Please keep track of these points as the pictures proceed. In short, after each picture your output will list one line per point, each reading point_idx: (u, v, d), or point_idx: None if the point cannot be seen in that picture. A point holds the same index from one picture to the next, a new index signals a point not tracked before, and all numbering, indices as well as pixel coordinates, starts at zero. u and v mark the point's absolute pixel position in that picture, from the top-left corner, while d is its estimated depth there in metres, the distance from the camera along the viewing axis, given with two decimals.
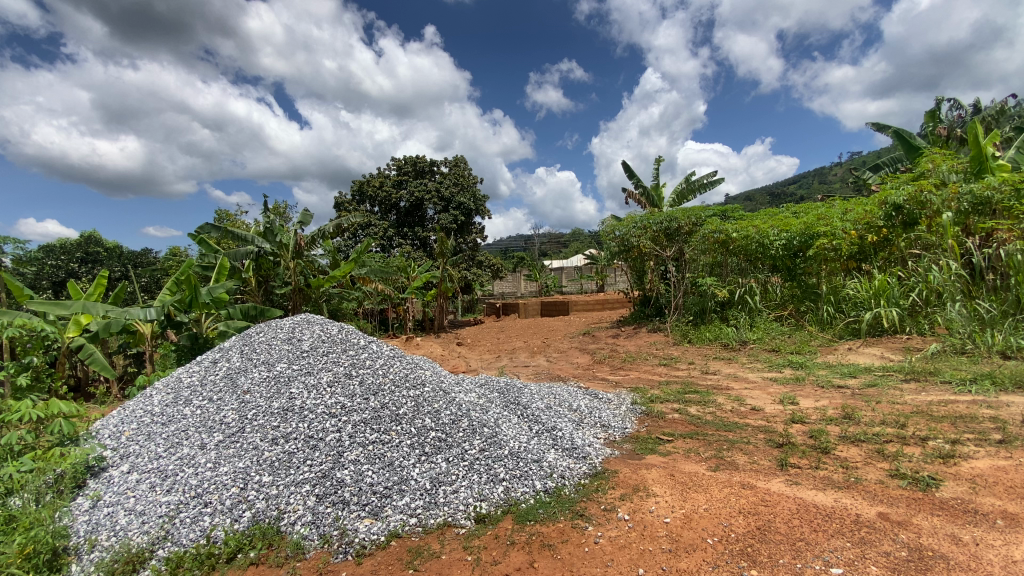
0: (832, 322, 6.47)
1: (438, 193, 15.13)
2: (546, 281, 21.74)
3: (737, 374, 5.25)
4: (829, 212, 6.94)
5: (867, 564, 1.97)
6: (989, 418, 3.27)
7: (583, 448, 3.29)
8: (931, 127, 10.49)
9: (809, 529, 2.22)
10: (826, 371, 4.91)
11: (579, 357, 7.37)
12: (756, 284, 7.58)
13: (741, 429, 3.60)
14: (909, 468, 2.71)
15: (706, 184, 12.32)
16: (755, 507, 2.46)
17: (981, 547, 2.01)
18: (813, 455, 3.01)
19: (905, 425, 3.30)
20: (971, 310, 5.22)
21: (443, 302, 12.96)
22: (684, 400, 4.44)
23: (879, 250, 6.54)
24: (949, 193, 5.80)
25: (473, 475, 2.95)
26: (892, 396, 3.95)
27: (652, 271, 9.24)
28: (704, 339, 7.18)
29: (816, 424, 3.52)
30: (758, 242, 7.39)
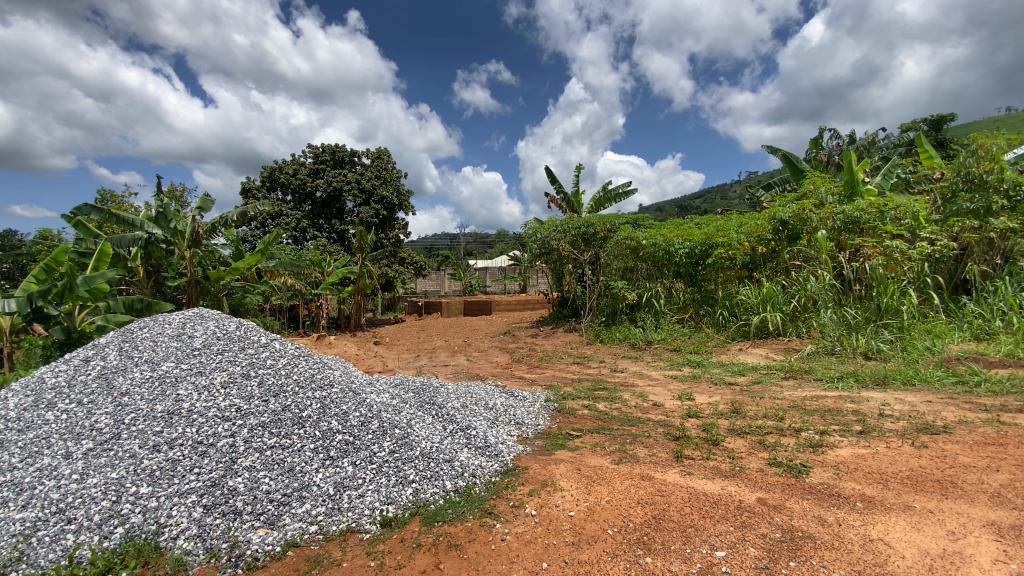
0: (727, 324, 7.06)
1: (358, 185, 14.54)
2: (470, 280, 21.68)
3: (643, 372, 5.56)
4: (726, 225, 7.56)
5: (747, 546, 2.16)
6: (851, 411, 3.72)
7: (496, 446, 3.30)
8: (815, 153, 11.80)
9: (699, 516, 2.40)
10: (720, 369, 5.34)
11: (497, 356, 7.43)
12: (661, 289, 8.05)
13: (643, 423, 3.81)
14: (785, 457, 3.02)
15: (622, 194, 12.96)
16: (652, 497, 2.61)
17: (842, 526, 2.27)
18: (705, 446, 3.26)
19: (783, 418, 3.68)
20: (840, 316, 5.93)
21: (361, 299, 12.47)
22: (593, 396, 4.63)
23: (768, 260, 7.17)
24: (826, 213, 6.60)
25: (380, 477, 2.85)
26: (773, 392, 4.39)
27: (570, 274, 9.56)
28: (615, 339, 7.53)
29: (708, 418, 3.82)
30: (665, 249, 7.87)
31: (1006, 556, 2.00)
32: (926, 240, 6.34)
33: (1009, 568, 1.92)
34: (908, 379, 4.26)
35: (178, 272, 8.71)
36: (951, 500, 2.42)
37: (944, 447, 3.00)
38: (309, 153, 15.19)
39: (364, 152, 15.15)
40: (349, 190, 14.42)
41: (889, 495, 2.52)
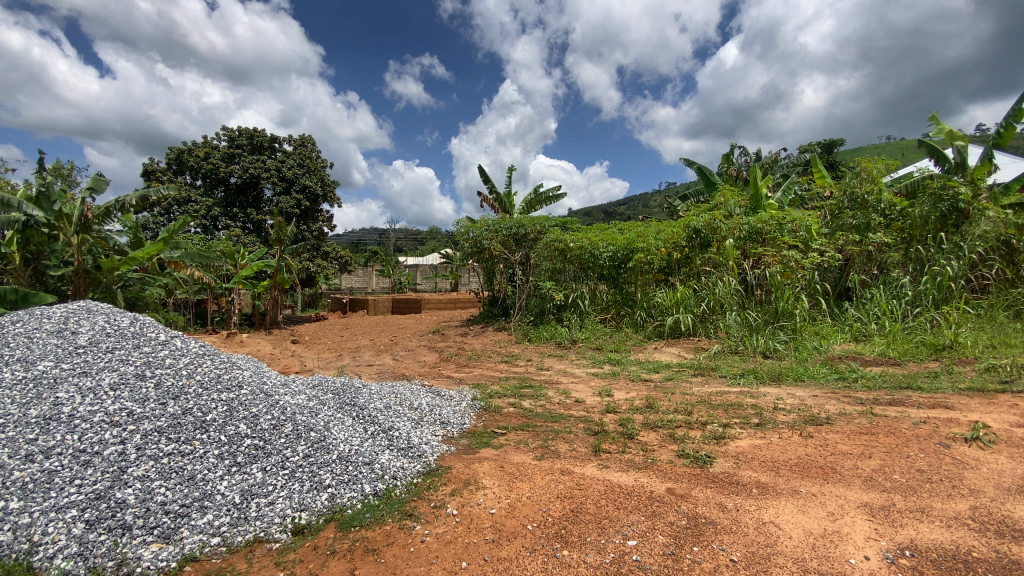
0: (645, 325, 7.45)
1: (279, 173, 13.70)
2: (399, 278, 21.14)
3: (567, 370, 5.72)
4: (646, 231, 7.98)
5: (655, 534, 2.29)
6: (750, 405, 4.06)
7: (419, 446, 3.25)
8: (726, 168, 12.77)
9: (613, 507, 2.51)
10: (637, 367, 5.63)
11: (424, 355, 7.32)
12: (586, 290, 8.34)
13: (565, 419, 3.93)
14: (692, 449, 3.24)
15: (552, 197, 13.26)
16: (570, 491, 2.69)
17: (740, 511, 2.47)
18: (621, 440, 3.41)
19: (691, 412, 3.94)
20: (743, 318, 6.47)
21: (279, 294, 11.75)
22: (519, 394, 4.70)
23: (682, 265, 7.66)
24: (733, 223, 7.15)
25: (292, 483, 2.71)
26: (683, 387, 4.71)
27: (501, 273, 9.64)
28: (542, 338, 7.68)
29: (625, 413, 4.01)
30: (590, 252, 8.15)
31: (875, 533, 2.27)
32: (816, 251, 7.07)
33: (877, 544, 2.19)
34: (799, 376, 4.73)
35: (63, 260, 7.74)
36: (831, 484, 2.72)
37: (826, 437, 3.36)
38: (223, 136, 14.11)
39: (286, 138, 14.31)
40: (268, 178, 13.54)
41: (779, 481, 2.78)
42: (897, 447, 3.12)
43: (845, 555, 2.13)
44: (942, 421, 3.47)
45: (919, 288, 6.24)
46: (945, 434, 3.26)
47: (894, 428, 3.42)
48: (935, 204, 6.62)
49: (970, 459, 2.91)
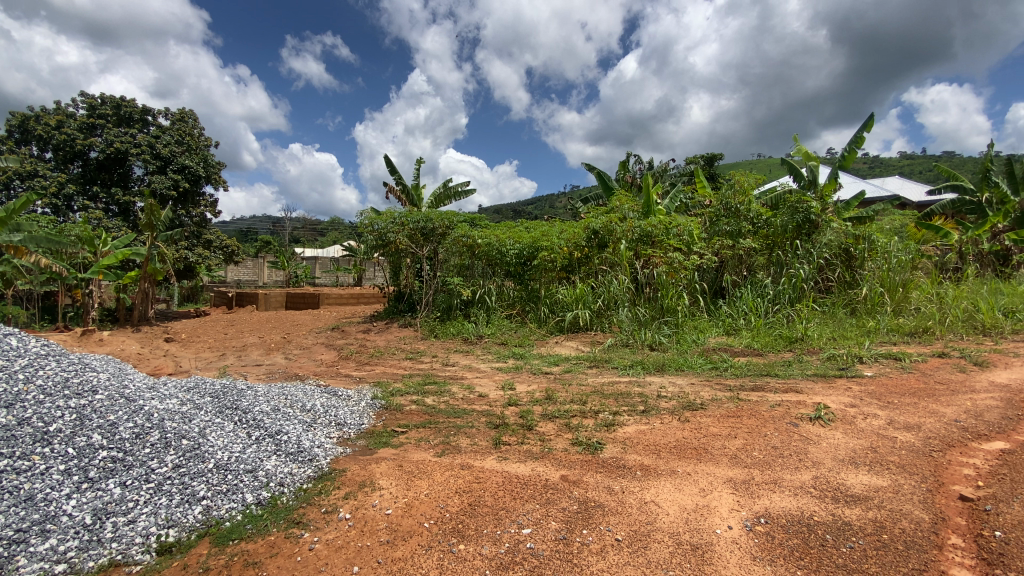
0: (547, 320, 7.71)
1: (152, 149, 12.13)
2: (295, 270, 19.73)
3: (471, 365, 5.75)
4: (551, 230, 8.31)
5: (548, 521, 2.39)
6: (638, 394, 4.38)
7: (310, 450, 3.07)
8: (624, 175, 13.64)
9: (510, 498, 2.57)
10: (539, 360, 5.81)
11: (322, 353, 6.92)
12: (492, 286, 8.43)
13: (467, 414, 3.95)
14: (585, 436, 3.42)
15: (460, 192, 13.23)
16: (469, 485, 2.71)
17: (625, 493, 2.67)
18: (521, 432, 3.51)
19: (586, 401, 4.17)
20: (633, 314, 7.00)
21: (150, 286, 10.41)
22: (422, 391, 4.63)
23: (582, 264, 8.03)
24: (627, 226, 7.66)
25: (159, 498, 2.43)
26: (579, 378, 4.98)
27: (407, 268, 9.44)
28: (448, 334, 7.63)
29: (525, 405, 4.13)
30: (497, 249, 8.31)
31: (738, 504, 2.57)
32: (697, 253, 7.81)
33: (739, 514, 2.48)
34: (680, 366, 5.20)
35: None
36: (703, 463, 3.03)
37: (700, 420, 3.73)
38: (81, 103, 12.20)
39: (162, 111, 12.71)
40: (138, 155, 11.93)
41: (660, 462, 3.04)
42: (757, 427, 3.56)
43: (712, 526, 2.38)
44: (793, 403, 4.02)
45: (778, 289, 7.16)
46: (795, 415, 3.78)
47: (755, 411, 3.89)
48: (793, 216, 7.63)
49: (813, 435, 3.41)
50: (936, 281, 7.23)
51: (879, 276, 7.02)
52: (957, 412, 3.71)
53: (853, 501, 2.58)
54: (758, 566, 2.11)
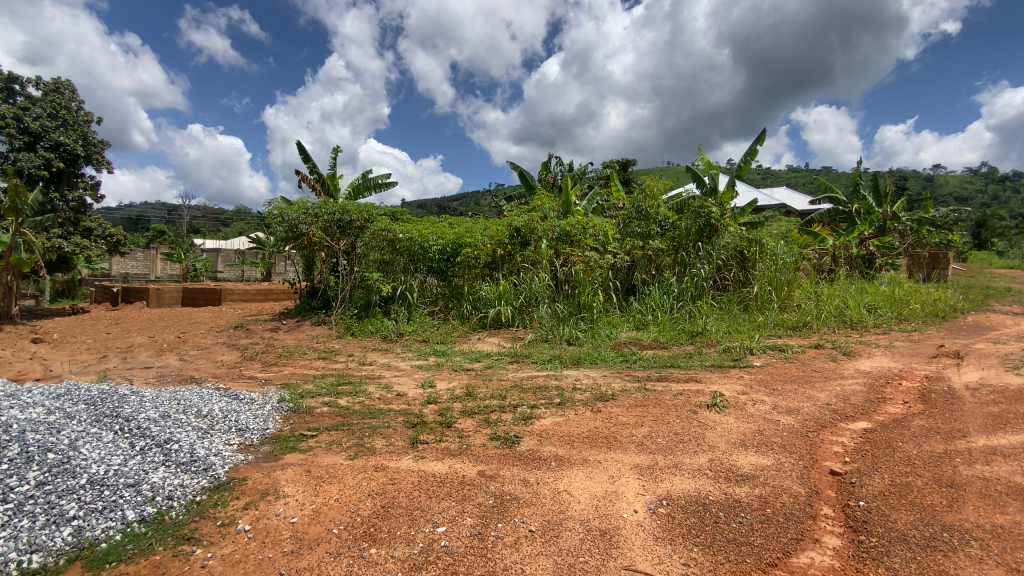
0: (469, 317, 7.69)
1: (17, 122, 10.49)
2: (193, 264, 17.99)
3: (390, 363, 5.60)
4: (474, 227, 8.31)
5: (464, 517, 2.38)
6: (555, 387, 4.50)
7: (205, 459, 2.81)
8: (545, 175, 13.96)
9: (425, 497, 2.54)
10: (461, 357, 5.78)
11: (224, 354, 6.38)
12: (414, 282, 8.26)
13: (384, 414, 3.84)
14: (503, 431, 3.46)
15: (381, 184, 12.82)
16: (383, 487, 2.64)
17: (540, 484, 2.74)
18: (439, 430, 3.47)
19: (505, 396, 4.22)
20: (552, 310, 7.22)
21: (12, 280, 9.01)
22: (335, 392, 4.42)
23: (504, 261, 8.10)
24: (548, 225, 7.88)
25: (18, 521, 2.12)
26: (500, 374, 5.03)
27: (321, 263, 8.99)
28: (365, 331, 7.35)
29: (444, 402, 4.09)
30: (420, 244, 8.17)
31: (643, 489, 2.73)
32: (612, 252, 8.18)
33: (644, 498, 2.63)
34: (594, 359, 5.42)
35: None
36: (613, 451, 3.19)
37: (612, 410, 3.92)
38: None
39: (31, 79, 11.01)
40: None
41: (573, 452, 3.16)
42: (661, 416, 3.80)
43: (620, 511, 2.51)
44: (693, 392, 4.35)
45: (682, 287, 7.72)
46: (695, 402, 4.09)
47: (660, 400, 4.15)
48: (696, 220, 8.23)
49: (709, 421, 3.70)
50: (814, 281, 8.16)
51: (767, 276, 7.80)
52: (829, 396, 4.22)
53: (742, 480, 2.84)
54: (661, 546, 2.25)
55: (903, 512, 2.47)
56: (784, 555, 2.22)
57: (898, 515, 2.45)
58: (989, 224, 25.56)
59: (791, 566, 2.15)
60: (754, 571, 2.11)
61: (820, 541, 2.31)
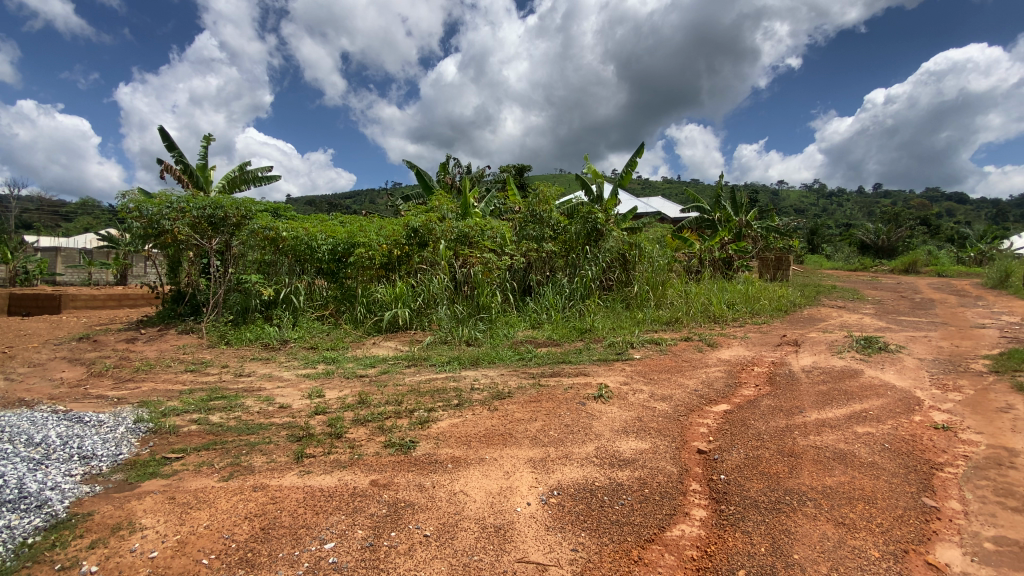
0: (364, 321, 7.38)
1: None
2: (21, 265, 15.09)
3: (272, 374, 5.18)
4: (368, 226, 8.01)
5: (355, 530, 2.29)
6: (452, 389, 4.49)
7: (37, 495, 2.38)
8: (442, 176, 13.86)
9: (311, 514, 2.40)
10: (353, 363, 5.53)
11: (64, 370, 5.43)
12: (300, 285, 7.74)
13: (264, 429, 3.54)
14: (397, 437, 3.37)
15: (261, 178, 11.80)
16: (262, 508, 2.44)
17: (436, 487, 2.72)
18: (328, 442, 3.29)
19: (400, 401, 4.12)
20: (451, 312, 7.20)
21: None
22: (206, 408, 3.98)
23: (400, 263, 7.90)
24: (445, 226, 7.85)
25: None
26: (395, 378, 4.89)
27: (190, 264, 8.04)
28: (242, 339, 6.71)
29: (334, 412, 3.88)
30: (307, 244, 7.68)
31: (535, 481, 2.84)
32: (509, 254, 8.37)
33: (537, 490, 2.74)
34: (492, 359, 5.51)
35: None
36: (508, 447, 3.26)
37: (508, 408, 4.02)
38: None
39: None
40: None
41: (470, 452, 3.18)
42: (553, 409, 3.98)
43: (514, 506, 2.59)
44: (582, 385, 4.61)
45: (573, 287, 8.14)
46: (583, 395, 4.34)
47: (553, 395, 4.33)
48: (584, 224, 8.72)
49: (596, 412, 3.95)
50: (685, 281, 9.09)
51: (646, 276, 8.54)
52: (696, 383, 4.74)
53: (624, 464, 3.08)
54: (552, 535, 2.36)
55: (755, 481, 2.86)
56: (659, 530, 2.45)
57: (751, 484, 2.82)
58: (819, 232, 30.48)
59: (665, 539, 2.37)
60: (634, 547, 2.30)
61: (690, 514, 2.58)
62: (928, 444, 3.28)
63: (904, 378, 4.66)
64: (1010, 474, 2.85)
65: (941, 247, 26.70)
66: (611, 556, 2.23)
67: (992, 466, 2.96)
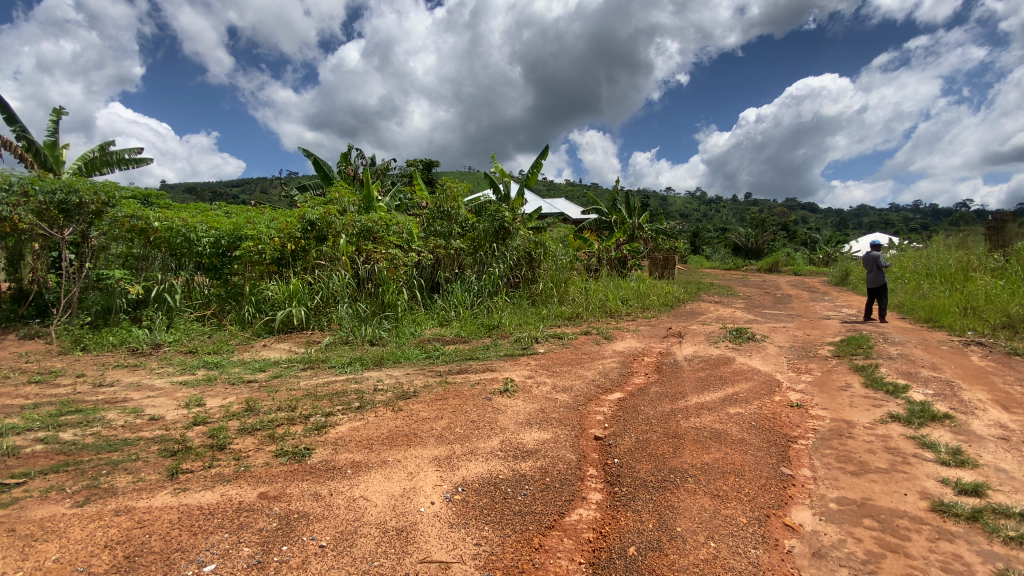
0: (253, 321, 6.83)
1: None
2: None
3: (142, 382, 4.59)
4: (258, 218, 7.41)
5: (240, 547, 2.12)
6: (354, 391, 4.31)
7: None
8: (344, 167, 13.20)
9: (188, 534, 2.18)
10: (240, 368, 5.08)
11: None
12: (177, 282, 6.97)
13: (131, 445, 3.13)
14: (291, 445, 3.16)
15: (129, 161, 10.41)
16: (128, 533, 2.17)
17: (332, 495, 2.59)
18: (208, 455, 2.99)
19: (294, 407, 3.86)
20: (353, 310, 6.90)
21: None
22: (57, 424, 3.44)
23: (296, 258, 7.43)
24: (346, 220, 7.52)
25: None
26: (290, 383, 4.57)
27: (36, 257, 6.83)
28: (104, 344, 5.87)
29: (217, 422, 3.54)
30: (185, 236, 6.91)
31: (440, 480, 2.82)
32: (415, 250, 8.21)
33: (441, 488, 2.72)
34: (397, 358, 5.37)
35: None
36: (412, 447, 3.21)
37: (412, 407, 3.94)
38: None
39: None
40: None
41: (371, 456, 3.07)
42: (460, 406, 3.97)
43: (417, 506, 2.55)
44: (488, 381, 4.67)
45: (480, 284, 8.19)
46: (489, 390, 4.39)
47: (459, 392, 4.33)
48: (491, 223, 8.80)
49: (502, 406, 4.02)
50: (585, 278, 9.58)
51: (550, 274, 8.86)
52: (594, 373, 5.02)
53: (527, 455, 3.17)
54: (455, 532, 2.36)
55: (644, 462, 3.10)
56: (559, 516, 2.56)
57: (640, 465, 3.06)
58: (701, 234, 33.70)
59: (564, 525, 2.48)
60: (535, 535, 2.38)
61: (587, 498, 2.73)
62: (786, 420, 3.79)
63: (767, 363, 5.32)
64: (849, 443, 3.38)
65: (796, 249, 30.89)
66: (513, 546, 2.28)
67: (835, 436, 3.49)
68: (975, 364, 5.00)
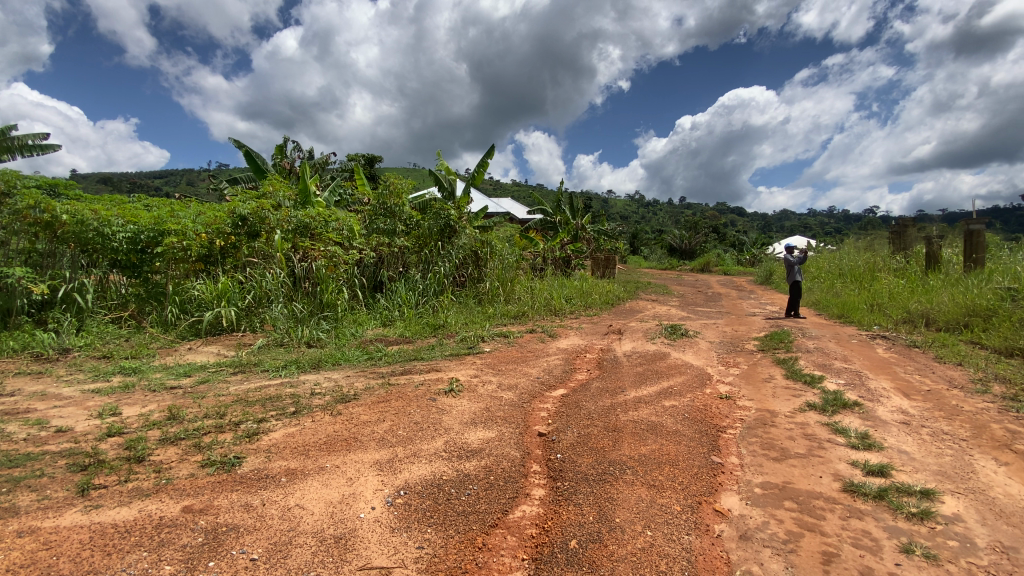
0: (176, 323, 6.37)
1: None
2: None
3: (47, 391, 4.16)
4: (183, 212, 6.95)
5: (161, 566, 1.98)
6: (289, 395, 4.13)
7: None
8: (279, 160, 12.57)
9: (102, 555, 2.01)
10: (163, 373, 4.73)
11: None
12: (88, 281, 6.39)
13: (33, 460, 2.82)
14: (219, 454, 2.98)
15: (31, 146, 9.38)
16: (30, 558, 1.97)
17: (265, 505, 2.47)
18: (125, 468, 2.76)
19: (223, 414, 3.64)
20: (289, 310, 6.60)
21: None
22: None
23: (225, 255, 7.04)
24: (281, 215, 7.20)
25: None
26: (218, 389, 4.29)
27: None
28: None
29: (135, 433, 3.27)
30: (97, 230, 6.34)
31: (381, 484, 2.76)
32: (357, 248, 7.98)
33: (382, 493, 2.67)
34: (337, 360, 5.20)
35: None
36: (352, 452, 3.12)
37: (352, 411, 3.83)
38: None
39: None
40: None
41: (308, 462, 2.96)
42: (402, 408, 3.91)
43: (356, 512, 2.48)
44: (432, 381, 4.62)
45: (425, 283, 8.07)
46: (433, 391, 4.34)
47: (402, 393, 4.26)
48: (436, 221, 8.69)
49: (446, 406, 3.98)
50: (530, 278, 9.69)
51: (496, 273, 8.87)
52: (538, 371, 5.08)
53: (470, 454, 3.17)
54: (396, 536, 2.32)
55: (585, 456, 3.18)
56: (502, 514, 2.57)
57: (581, 459, 3.14)
58: (640, 236, 34.98)
59: (507, 522, 2.51)
60: (478, 535, 2.38)
61: (530, 494, 2.76)
62: (716, 411, 4.01)
63: (699, 358, 5.61)
64: (772, 431, 3.63)
65: (727, 250, 32.80)
66: (456, 547, 2.28)
67: (760, 425, 3.74)
68: (880, 356, 5.53)
